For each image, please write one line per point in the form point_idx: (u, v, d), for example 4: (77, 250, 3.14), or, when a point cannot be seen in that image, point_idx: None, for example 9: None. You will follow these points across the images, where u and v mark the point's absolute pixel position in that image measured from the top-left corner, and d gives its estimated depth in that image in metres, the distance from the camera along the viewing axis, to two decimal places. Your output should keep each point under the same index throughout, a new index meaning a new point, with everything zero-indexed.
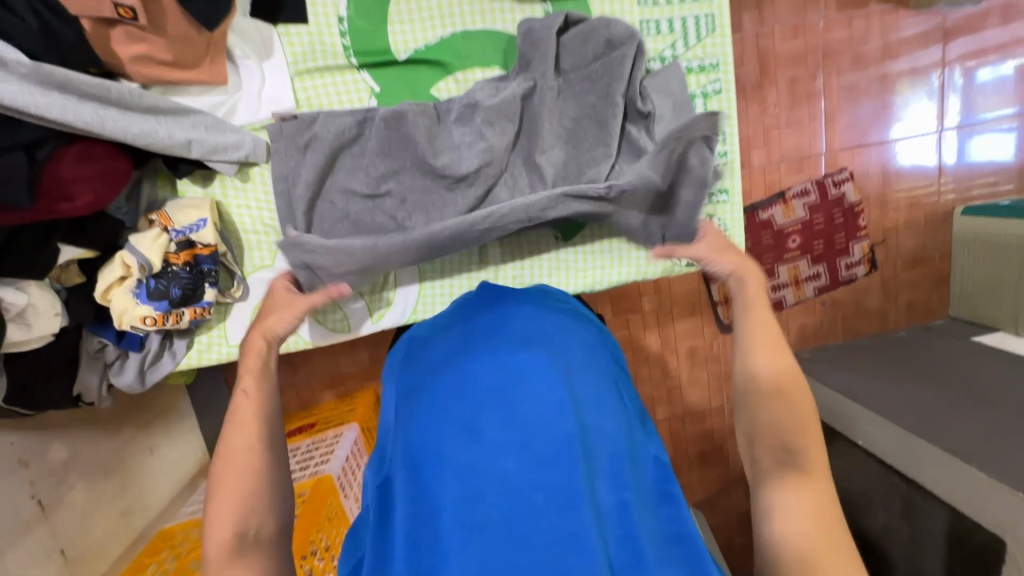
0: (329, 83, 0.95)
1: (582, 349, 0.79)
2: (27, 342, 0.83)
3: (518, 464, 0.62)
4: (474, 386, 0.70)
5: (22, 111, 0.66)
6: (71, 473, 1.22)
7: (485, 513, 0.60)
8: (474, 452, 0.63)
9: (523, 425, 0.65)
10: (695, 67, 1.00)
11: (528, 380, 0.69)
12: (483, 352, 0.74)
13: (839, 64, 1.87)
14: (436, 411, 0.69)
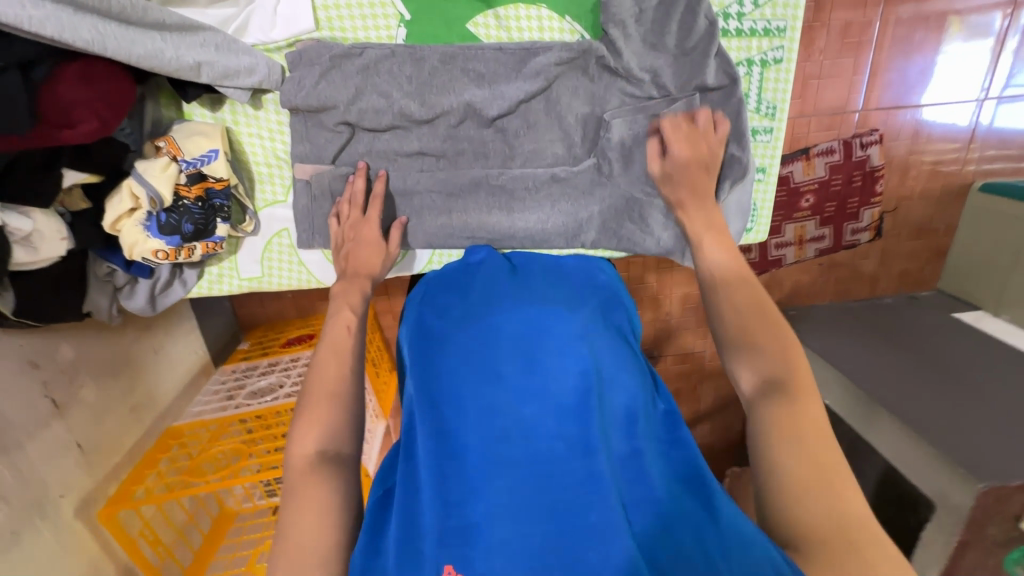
0: (352, 4, 0.80)
1: (599, 312, 0.84)
2: (35, 261, 0.79)
3: (538, 413, 0.69)
4: (498, 341, 0.76)
5: (13, 26, 0.56)
6: (79, 373, 1.26)
7: (506, 447, 0.67)
8: (496, 397, 0.71)
9: (541, 376, 0.72)
10: (758, 30, 0.85)
11: (548, 338, 0.75)
12: (507, 309, 0.80)
13: (899, 11, 1.70)
14: (459, 357, 0.76)
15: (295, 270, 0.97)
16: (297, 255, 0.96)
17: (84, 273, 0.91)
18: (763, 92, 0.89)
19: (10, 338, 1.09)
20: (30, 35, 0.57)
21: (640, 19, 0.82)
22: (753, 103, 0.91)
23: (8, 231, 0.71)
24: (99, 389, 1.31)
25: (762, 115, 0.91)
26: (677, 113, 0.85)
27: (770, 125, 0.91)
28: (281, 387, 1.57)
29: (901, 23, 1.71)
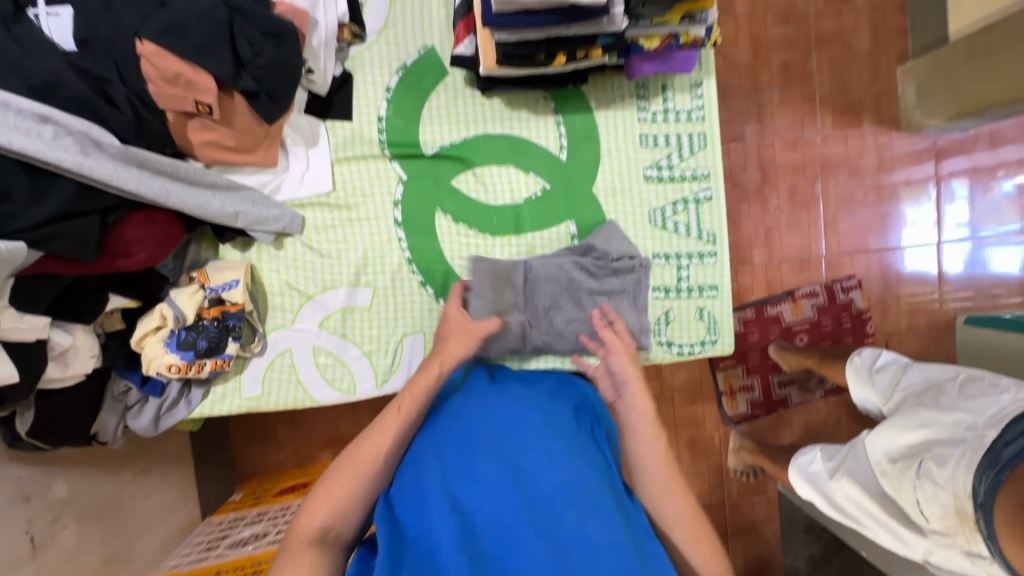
0: (362, 170, 1.02)
1: (571, 416, 0.80)
2: (65, 378, 0.91)
3: (508, 506, 0.61)
4: (471, 442, 0.70)
5: (103, 182, 0.76)
6: (65, 514, 1.25)
7: (472, 546, 0.57)
8: (466, 491, 0.63)
9: (517, 471, 0.65)
10: (688, 176, 1.05)
11: (521, 434, 0.71)
12: (483, 410, 0.76)
13: (837, 176, 1.96)
14: (430, 451, 0.70)
15: (293, 389, 1.04)
16: (296, 375, 1.04)
17: (102, 393, 1.00)
18: (702, 223, 1.05)
19: (10, 470, 1.14)
20: (113, 188, 0.77)
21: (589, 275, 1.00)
22: (696, 232, 1.06)
23: (50, 345, 0.84)
24: (79, 532, 1.27)
25: (705, 241, 1.06)
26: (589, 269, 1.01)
27: (713, 248, 1.05)
28: (263, 537, 1.49)
29: (842, 183, 1.96)
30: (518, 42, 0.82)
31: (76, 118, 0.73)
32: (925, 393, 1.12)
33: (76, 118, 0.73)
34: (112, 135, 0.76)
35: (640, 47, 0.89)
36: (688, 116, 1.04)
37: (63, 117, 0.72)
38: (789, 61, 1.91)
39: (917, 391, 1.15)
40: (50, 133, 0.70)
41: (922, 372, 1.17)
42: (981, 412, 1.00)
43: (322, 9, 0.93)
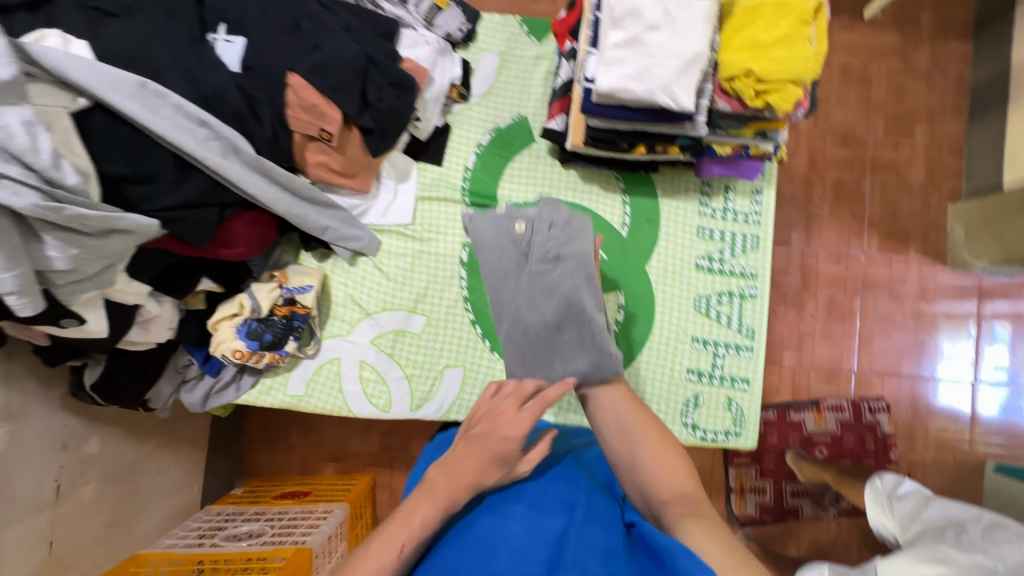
0: (441, 210, 1.12)
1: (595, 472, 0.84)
2: (140, 343, 1.00)
3: (520, 532, 0.66)
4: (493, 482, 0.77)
5: (230, 182, 0.87)
6: (90, 470, 1.30)
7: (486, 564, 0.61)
8: (485, 521, 0.69)
9: (531, 508, 0.70)
10: (737, 272, 1.11)
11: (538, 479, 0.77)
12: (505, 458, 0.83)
13: (877, 296, 1.99)
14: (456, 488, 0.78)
15: (333, 396, 1.10)
16: (339, 383, 1.11)
17: (165, 363, 1.09)
18: (744, 317, 1.11)
19: (59, 417, 1.22)
20: (236, 189, 0.88)
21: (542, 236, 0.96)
22: (737, 325, 1.11)
23: (141, 311, 0.94)
24: (97, 490, 1.32)
25: (743, 335, 1.11)
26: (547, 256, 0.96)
27: (751, 343, 1.10)
28: (258, 537, 1.50)
29: (881, 305, 1.99)
30: (607, 129, 0.93)
31: (226, 127, 0.84)
32: (945, 530, 1.11)
33: (226, 127, 0.84)
34: (249, 146, 0.87)
35: (713, 151, 0.98)
36: (745, 217, 1.12)
37: (217, 124, 0.83)
38: (841, 181, 2.00)
39: (936, 526, 1.13)
40: (202, 135, 0.82)
41: (943, 507, 1.16)
42: (1002, 560, 0.99)
43: (439, 70, 1.07)
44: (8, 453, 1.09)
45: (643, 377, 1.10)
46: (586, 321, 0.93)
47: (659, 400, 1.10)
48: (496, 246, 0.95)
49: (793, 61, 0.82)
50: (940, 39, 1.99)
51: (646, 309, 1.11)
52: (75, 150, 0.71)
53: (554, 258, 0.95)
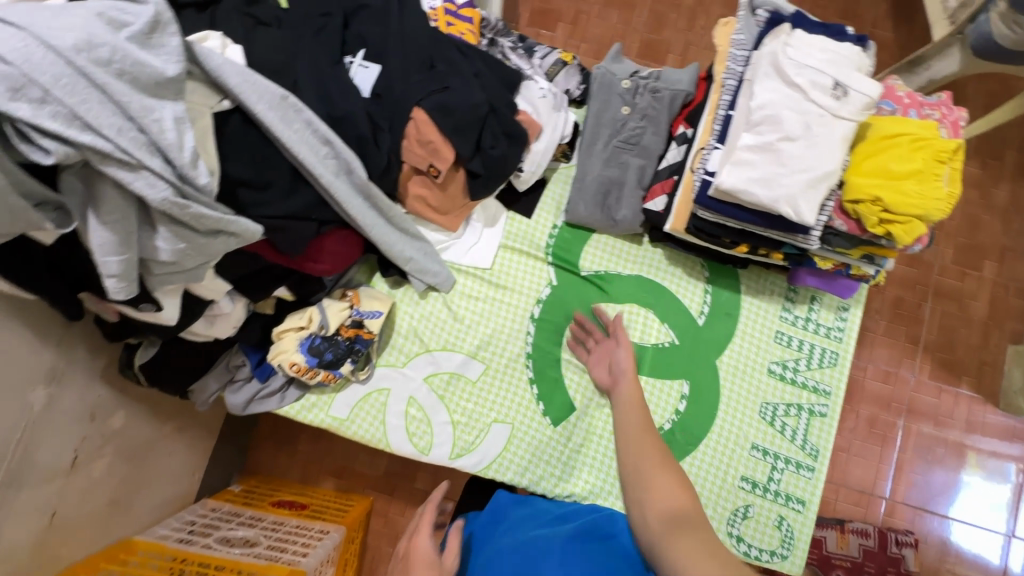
0: (521, 262, 1.12)
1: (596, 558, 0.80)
2: (200, 335, 0.99)
3: None
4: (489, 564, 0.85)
5: (335, 200, 0.87)
6: (108, 444, 1.27)
7: None
8: None
9: None
10: (809, 386, 1.07)
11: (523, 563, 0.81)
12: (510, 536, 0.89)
13: (920, 424, 1.91)
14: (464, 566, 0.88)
15: (375, 426, 1.07)
16: (384, 414, 1.08)
17: (218, 359, 1.07)
18: (809, 434, 1.06)
19: (96, 387, 1.20)
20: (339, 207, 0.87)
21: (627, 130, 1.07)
22: (800, 441, 1.06)
23: (213, 307, 0.93)
24: (109, 466, 1.29)
25: (805, 453, 1.06)
26: (644, 131, 1.07)
27: (812, 463, 1.05)
28: (253, 545, 1.44)
29: (923, 434, 1.91)
30: (714, 222, 0.92)
31: (347, 148, 0.85)
32: None
33: (348, 148, 0.85)
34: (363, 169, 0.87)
35: (813, 263, 0.97)
36: (827, 331, 1.08)
37: (339, 144, 0.83)
38: (902, 299, 1.96)
39: None
40: (323, 152, 0.82)
41: None
42: None
43: (551, 127, 1.08)
44: (42, 415, 1.07)
45: (695, 475, 1.05)
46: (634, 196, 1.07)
47: (707, 503, 1.04)
48: (602, 112, 1.09)
49: (924, 196, 0.80)
50: (1022, 181, 1.98)
51: (709, 404, 1.07)
52: (209, 152, 0.70)
53: (638, 140, 1.07)
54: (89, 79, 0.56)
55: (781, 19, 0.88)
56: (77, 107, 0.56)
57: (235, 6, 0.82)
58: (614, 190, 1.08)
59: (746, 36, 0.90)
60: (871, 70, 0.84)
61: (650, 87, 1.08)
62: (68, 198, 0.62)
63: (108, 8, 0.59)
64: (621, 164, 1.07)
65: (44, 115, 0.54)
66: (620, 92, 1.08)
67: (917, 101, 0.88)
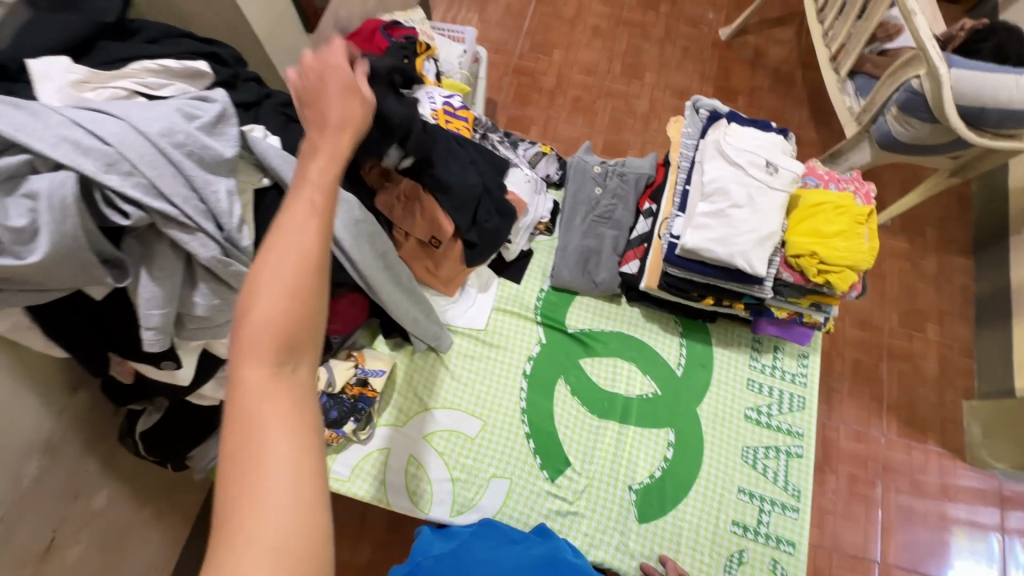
0: (513, 323, 1.22)
1: None
2: (205, 398, 1.03)
3: None
4: None
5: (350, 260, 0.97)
6: (87, 528, 1.21)
7: None
8: None
9: None
10: (783, 429, 1.16)
11: None
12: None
13: (897, 483, 1.97)
14: None
15: (375, 487, 1.09)
16: (384, 474, 1.10)
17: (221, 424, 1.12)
18: (789, 475, 1.13)
19: (85, 462, 1.18)
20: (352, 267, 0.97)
21: (602, 207, 1.25)
22: (782, 483, 1.12)
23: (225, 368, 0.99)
24: (84, 553, 1.21)
25: (788, 494, 1.12)
26: (616, 207, 1.25)
27: (796, 504, 1.10)
28: None
29: (902, 493, 1.95)
30: (683, 278, 1.06)
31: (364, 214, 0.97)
32: None
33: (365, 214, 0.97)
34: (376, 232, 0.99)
35: (771, 313, 1.10)
36: (792, 376, 1.19)
37: (357, 211, 0.95)
38: (860, 361, 2.11)
39: None
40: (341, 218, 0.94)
41: None
42: None
43: (535, 205, 1.25)
44: (30, 490, 1.04)
45: (689, 522, 1.09)
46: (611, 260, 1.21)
47: (702, 550, 1.07)
48: (580, 192, 1.26)
49: (851, 251, 0.97)
50: (944, 253, 2.24)
51: (694, 450, 1.14)
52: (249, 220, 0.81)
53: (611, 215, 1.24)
54: (167, 158, 0.68)
55: (718, 116, 1.10)
56: (154, 178, 0.67)
57: (274, 106, 0.98)
58: (594, 256, 1.22)
59: (693, 129, 1.11)
60: (794, 153, 1.05)
61: (619, 172, 1.27)
62: (127, 257, 0.72)
63: (184, 105, 0.74)
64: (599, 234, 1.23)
65: (129, 184, 0.65)
66: (594, 177, 1.27)
67: (834, 177, 1.09)
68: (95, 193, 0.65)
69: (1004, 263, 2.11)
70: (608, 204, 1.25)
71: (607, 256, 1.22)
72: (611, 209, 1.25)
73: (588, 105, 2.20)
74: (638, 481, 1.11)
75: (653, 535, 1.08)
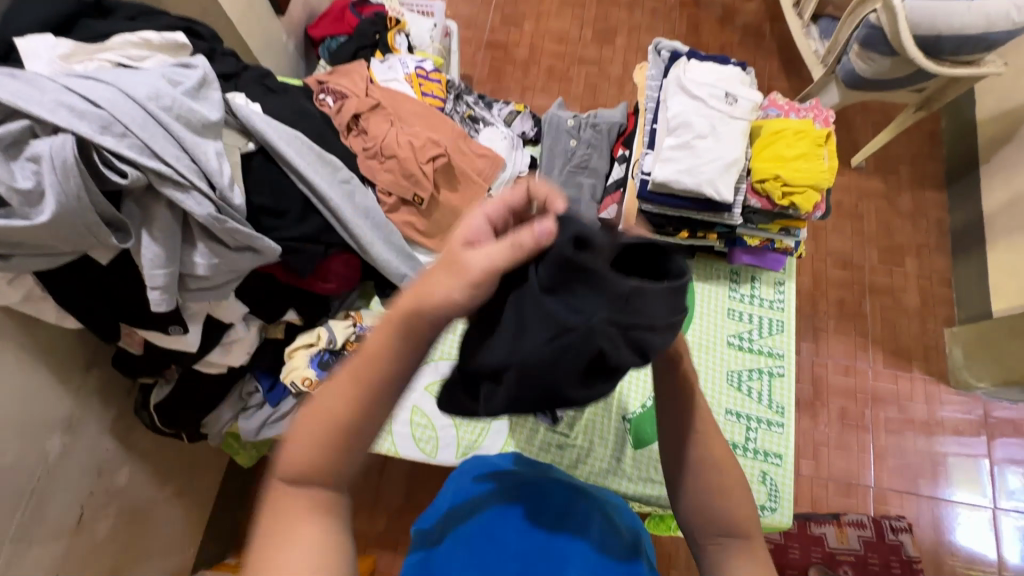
0: None
1: None
2: (212, 366, 1.08)
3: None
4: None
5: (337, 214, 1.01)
6: (113, 505, 1.27)
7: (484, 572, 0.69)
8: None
9: None
10: (765, 352, 1.22)
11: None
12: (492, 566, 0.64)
13: (887, 412, 2.02)
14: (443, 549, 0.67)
15: (383, 438, 1.15)
16: (390, 425, 1.15)
17: (232, 389, 1.15)
18: (773, 394, 1.19)
19: (104, 441, 1.23)
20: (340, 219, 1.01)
21: (576, 157, 1.29)
22: (767, 402, 1.19)
23: (229, 332, 1.04)
24: (112, 528, 1.27)
25: (773, 411, 1.18)
26: (590, 155, 1.29)
27: (781, 419, 1.17)
28: None
29: (892, 422, 2.01)
30: (658, 214, 1.11)
31: (345, 170, 1.04)
32: None
33: (345, 169, 1.04)
34: (358, 185, 1.06)
35: (743, 241, 1.16)
36: (770, 303, 1.26)
37: (339, 166, 1.03)
38: (844, 299, 2.16)
39: None
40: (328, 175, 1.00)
41: None
42: None
43: (512, 160, 1.29)
44: (55, 465, 1.10)
45: None
46: (589, 206, 1.26)
47: None
48: (555, 145, 1.31)
49: (812, 172, 1.03)
50: (919, 187, 2.28)
51: None
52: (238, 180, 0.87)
53: (587, 164, 1.29)
54: (158, 121, 0.74)
55: (679, 55, 1.14)
56: (147, 140, 0.72)
57: (252, 78, 1.03)
58: (573, 203, 1.26)
59: (655, 71, 1.16)
60: (753, 86, 1.10)
61: (592, 123, 1.32)
62: (129, 219, 0.76)
63: (167, 72, 0.78)
64: (576, 183, 1.28)
65: (124, 145, 0.70)
66: (567, 129, 1.31)
67: (794, 106, 1.13)
68: (93, 155, 0.70)
69: (975, 191, 2.14)
70: (583, 153, 1.29)
71: (585, 202, 1.26)
72: (587, 158, 1.29)
73: (562, 73, 2.24)
74: (631, 411, 1.17)
75: (649, 459, 1.14)
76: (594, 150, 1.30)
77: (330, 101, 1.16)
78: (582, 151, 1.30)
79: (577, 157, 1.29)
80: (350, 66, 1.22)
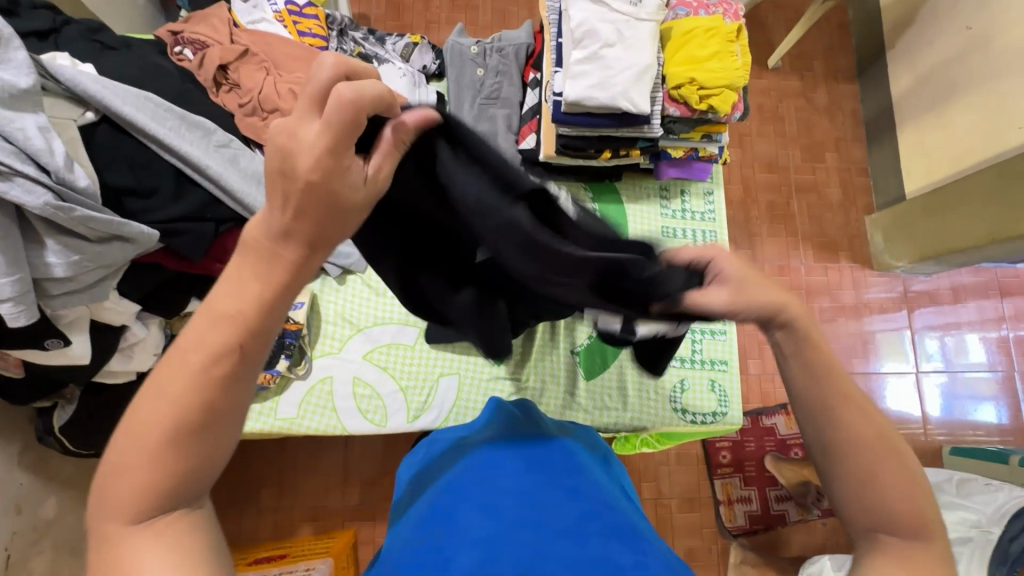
0: None
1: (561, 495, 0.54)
2: (118, 374, 0.97)
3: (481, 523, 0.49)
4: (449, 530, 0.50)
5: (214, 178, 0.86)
6: (46, 538, 1.16)
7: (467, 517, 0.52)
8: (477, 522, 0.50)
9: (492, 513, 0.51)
10: None
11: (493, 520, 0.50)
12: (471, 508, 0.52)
13: (821, 303, 2.07)
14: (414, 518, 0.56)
15: (327, 416, 1.08)
16: (333, 401, 1.09)
17: None
18: None
19: (14, 475, 1.10)
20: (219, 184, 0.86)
21: (486, 88, 1.19)
22: None
23: (126, 335, 0.92)
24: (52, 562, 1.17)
25: (714, 320, 1.20)
26: (500, 85, 1.19)
27: (723, 327, 1.19)
28: None
29: (826, 310, 2.07)
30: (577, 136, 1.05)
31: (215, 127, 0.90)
32: None
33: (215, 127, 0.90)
34: (240, 144, 0.92)
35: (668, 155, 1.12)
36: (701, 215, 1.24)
37: (205, 123, 0.88)
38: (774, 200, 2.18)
39: None
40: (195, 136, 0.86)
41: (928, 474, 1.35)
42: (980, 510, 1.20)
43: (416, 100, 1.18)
44: None
45: (633, 368, 1.16)
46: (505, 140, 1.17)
47: (648, 389, 1.15)
48: (459, 77, 1.20)
49: (726, 70, 0.98)
50: (832, 81, 2.29)
51: None
52: (81, 158, 0.75)
53: (497, 95, 1.19)
54: None
55: None
56: None
57: (80, 34, 0.86)
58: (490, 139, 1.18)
59: None
60: None
61: (497, 49, 1.21)
62: None
63: None
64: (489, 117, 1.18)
65: None
66: (471, 59, 1.20)
67: (704, 3, 1.07)
68: None
69: (882, 78, 2.18)
70: (491, 83, 1.19)
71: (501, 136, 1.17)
72: (496, 89, 1.19)
73: (465, 2, 2.05)
74: (580, 343, 1.15)
75: (603, 388, 1.14)
76: (503, 79, 1.20)
77: (189, 54, 0.99)
78: (490, 81, 1.19)
79: (485, 88, 1.19)
80: (206, 10, 1.04)
